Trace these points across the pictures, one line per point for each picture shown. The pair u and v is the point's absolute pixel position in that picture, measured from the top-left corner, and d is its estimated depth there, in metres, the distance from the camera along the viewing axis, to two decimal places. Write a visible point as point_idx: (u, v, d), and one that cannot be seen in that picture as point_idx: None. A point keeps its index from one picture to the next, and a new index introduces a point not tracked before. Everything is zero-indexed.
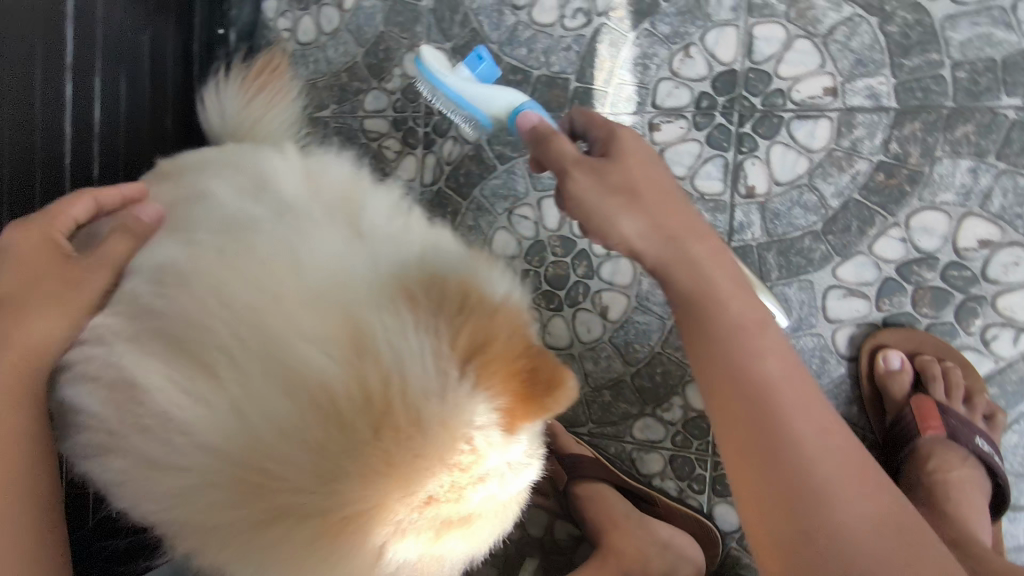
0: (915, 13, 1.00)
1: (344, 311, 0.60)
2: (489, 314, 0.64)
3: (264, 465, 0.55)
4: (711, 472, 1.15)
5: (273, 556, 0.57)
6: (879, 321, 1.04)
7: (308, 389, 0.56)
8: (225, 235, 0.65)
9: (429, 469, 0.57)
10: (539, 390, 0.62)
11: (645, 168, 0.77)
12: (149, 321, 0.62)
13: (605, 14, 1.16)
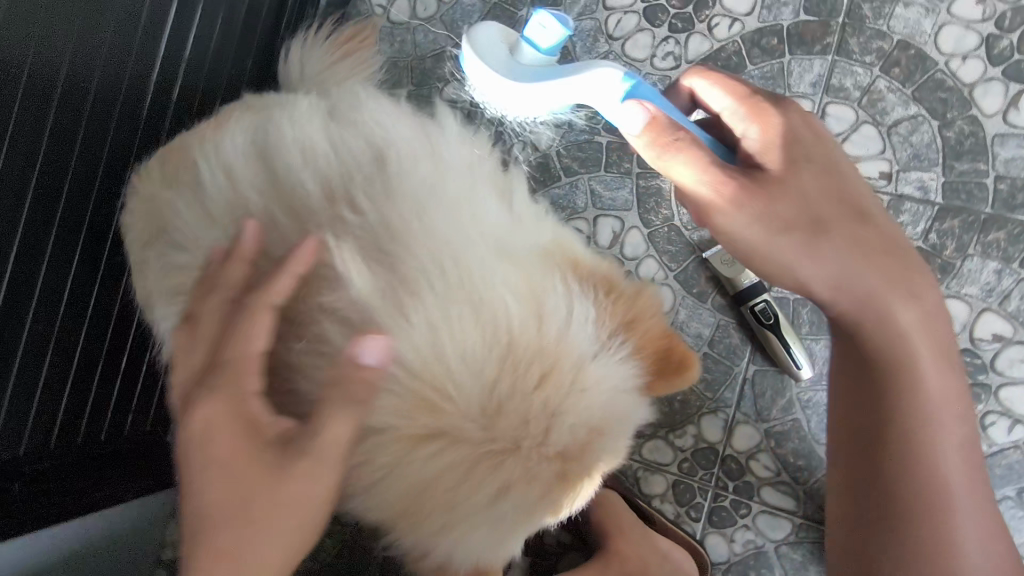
0: (972, 125, 1.12)
1: (524, 272, 0.78)
2: (633, 300, 0.83)
3: (446, 384, 0.71)
4: (710, 503, 1.22)
5: (434, 464, 0.72)
6: None
7: (497, 323, 0.73)
8: (416, 182, 0.79)
9: (584, 409, 0.74)
10: (671, 369, 0.82)
11: (833, 176, 0.84)
12: (349, 235, 0.75)
13: (693, 63, 1.26)
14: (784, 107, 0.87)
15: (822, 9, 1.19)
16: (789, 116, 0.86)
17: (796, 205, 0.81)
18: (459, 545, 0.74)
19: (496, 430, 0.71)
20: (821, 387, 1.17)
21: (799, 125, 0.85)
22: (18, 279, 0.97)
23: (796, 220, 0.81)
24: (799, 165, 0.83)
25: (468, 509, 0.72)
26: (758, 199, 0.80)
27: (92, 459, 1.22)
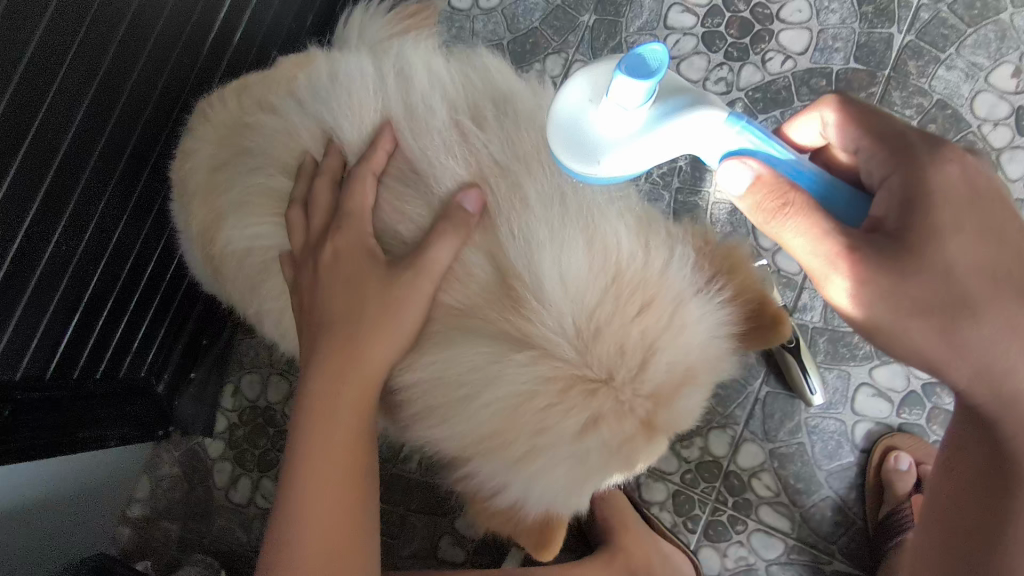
0: None
1: (632, 212, 0.81)
2: (730, 253, 0.85)
3: (542, 296, 0.73)
4: (707, 516, 1.24)
5: (521, 381, 0.72)
6: (895, 425, 1.20)
7: (606, 251, 0.75)
8: (531, 115, 0.82)
9: (676, 346, 0.75)
10: (765, 323, 0.83)
11: (1003, 248, 0.65)
12: (462, 158, 0.78)
13: (744, 91, 1.31)
14: (944, 156, 0.67)
15: (870, 60, 1.27)
16: (950, 167, 0.66)
17: (944, 288, 0.64)
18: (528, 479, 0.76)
19: (591, 358, 0.73)
20: (830, 415, 1.22)
21: (962, 178, 0.66)
22: (54, 192, 0.98)
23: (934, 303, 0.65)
24: (959, 233, 0.64)
25: (551, 444, 0.73)
26: (888, 278, 0.63)
27: (83, 397, 1.18)
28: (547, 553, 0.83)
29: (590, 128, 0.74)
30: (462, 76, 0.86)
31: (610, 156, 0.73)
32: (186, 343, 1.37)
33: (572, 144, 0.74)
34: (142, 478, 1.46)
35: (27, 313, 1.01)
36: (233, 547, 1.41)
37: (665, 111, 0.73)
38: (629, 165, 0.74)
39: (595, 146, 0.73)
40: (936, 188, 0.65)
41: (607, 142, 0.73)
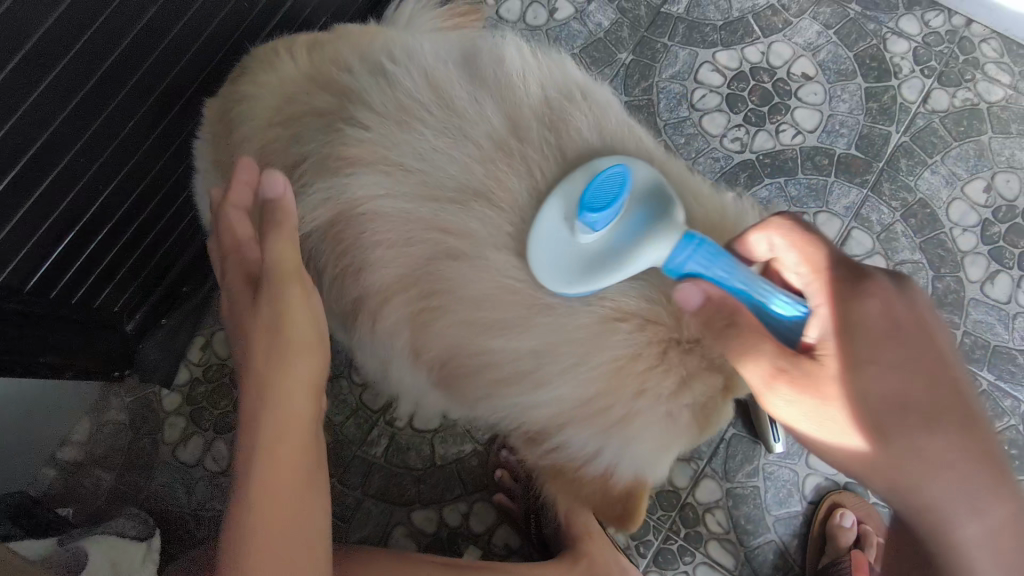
0: (957, 284, 1.34)
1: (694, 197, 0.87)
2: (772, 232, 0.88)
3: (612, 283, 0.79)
4: (659, 542, 1.28)
5: (603, 355, 0.79)
6: (842, 483, 1.29)
7: None
8: (603, 113, 0.87)
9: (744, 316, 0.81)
10: None
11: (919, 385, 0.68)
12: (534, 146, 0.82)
13: (755, 153, 1.41)
14: (864, 288, 0.73)
15: (868, 150, 1.40)
16: (862, 304, 0.72)
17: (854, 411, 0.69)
18: (621, 441, 0.82)
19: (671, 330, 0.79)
20: (785, 464, 1.30)
21: (878, 307, 0.71)
22: (89, 102, 0.95)
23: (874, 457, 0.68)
24: (873, 379, 0.69)
25: (646, 406, 0.80)
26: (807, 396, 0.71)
27: (53, 319, 1.11)
28: (635, 522, 0.88)
29: (560, 235, 0.76)
30: (539, 64, 0.90)
31: (578, 262, 0.76)
32: (168, 284, 1.33)
33: (547, 247, 0.77)
34: (83, 420, 1.37)
35: (26, 218, 0.96)
36: (170, 509, 1.33)
37: (631, 223, 0.76)
38: (597, 271, 0.76)
39: (567, 254, 0.76)
40: (850, 326, 0.71)
41: (575, 249, 0.76)
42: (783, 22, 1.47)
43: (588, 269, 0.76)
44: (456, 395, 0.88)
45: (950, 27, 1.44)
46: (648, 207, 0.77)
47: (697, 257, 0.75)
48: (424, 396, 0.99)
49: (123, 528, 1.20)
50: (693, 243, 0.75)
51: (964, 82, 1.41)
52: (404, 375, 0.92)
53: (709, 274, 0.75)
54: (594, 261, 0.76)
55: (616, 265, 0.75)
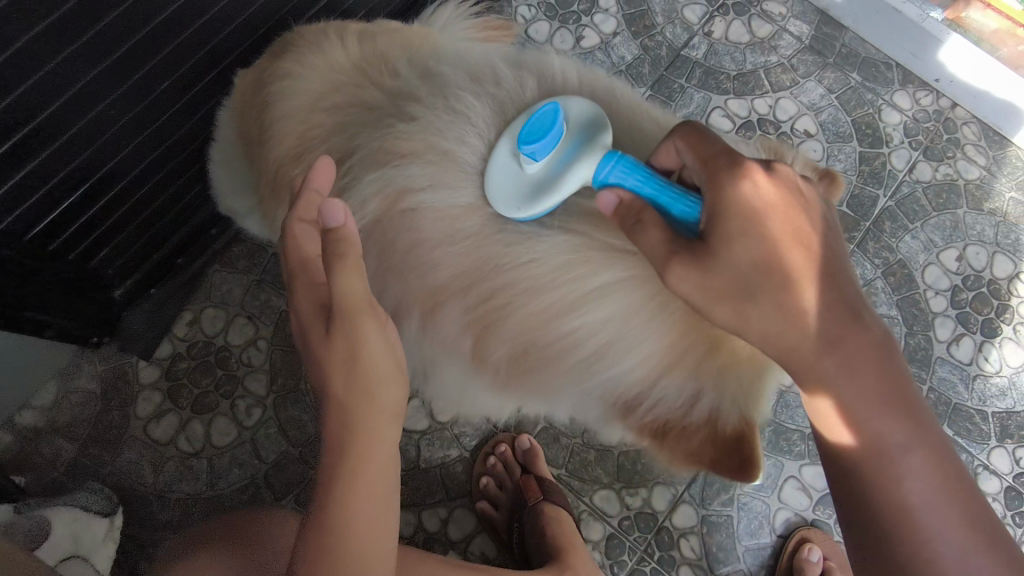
0: (927, 343, 1.44)
1: None
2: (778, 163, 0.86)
3: None
4: (633, 563, 1.30)
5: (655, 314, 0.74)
6: (809, 520, 1.35)
7: None
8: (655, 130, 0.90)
9: None
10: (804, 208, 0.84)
11: (764, 224, 0.63)
12: None
13: None
14: (736, 171, 0.64)
15: (857, 210, 1.50)
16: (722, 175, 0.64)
17: (729, 279, 0.63)
18: (719, 394, 0.75)
19: None
20: (759, 497, 1.35)
21: (749, 196, 0.63)
22: (133, 54, 0.93)
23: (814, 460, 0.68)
24: (759, 292, 0.63)
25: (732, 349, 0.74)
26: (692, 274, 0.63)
27: (47, 271, 1.06)
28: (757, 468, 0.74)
29: (508, 165, 0.76)
30: (596, 76, 0.93)
31: (518, 189, 0.74)
32: (164, 254, 1.28)
33: (496, 187, 0.76)
34: (48, 385, 1.30)
35: (42, 164, 0.93)
36: (133, 488, 1.27)
37: (570, 150, 0.73)
38: (536, 199, 0.73)
39: (511, 189, 0.75)
40: (732, 223, 0.63)
41: (520, 177, 0.75)
42: (791, 80, 1.57)
43: (528, 195, 0.74)
44: (528, 390, 0.86)
45: (937, 107, 1.57)
46: (592, 135, 0.73)
47: (615, 171, 0.70)
48: (491, 398, 0.97)
49: (85, 501, 1.14)
50: (613, 158, 0.70)
51: (945, 158, 1.54)
52: (470, 377, 0.91)
53: (626, 184, 0.69)
54: (536, 191, 0.73)
55: (552, 189, 0.72)
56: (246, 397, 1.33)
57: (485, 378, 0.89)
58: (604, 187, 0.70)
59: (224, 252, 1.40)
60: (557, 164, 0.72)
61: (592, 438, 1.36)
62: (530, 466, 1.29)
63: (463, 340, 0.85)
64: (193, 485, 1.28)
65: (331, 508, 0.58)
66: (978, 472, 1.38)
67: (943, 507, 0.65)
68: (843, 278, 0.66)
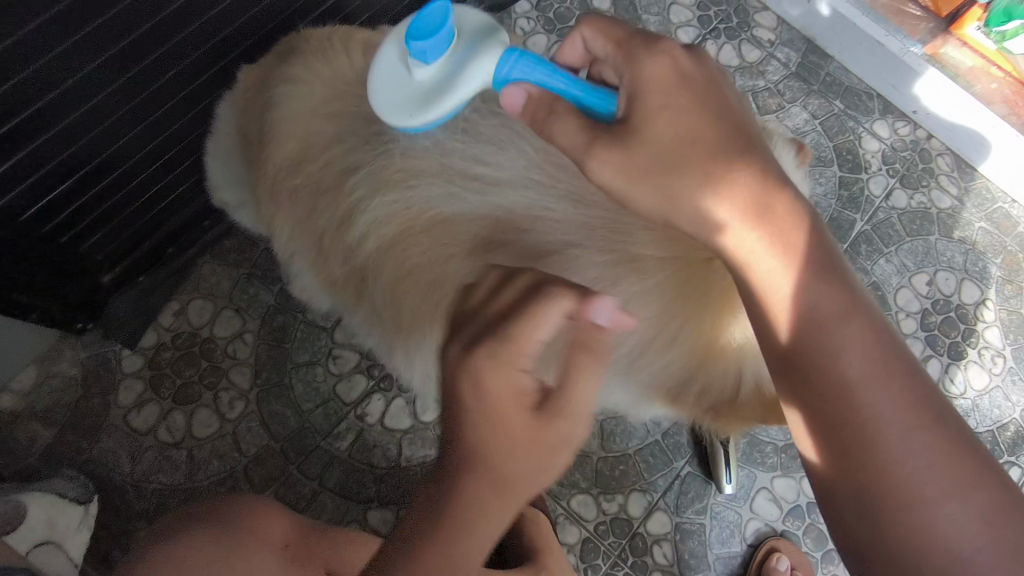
0: None
1: None
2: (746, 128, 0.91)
3: None
4: (606, 567, 1.33)
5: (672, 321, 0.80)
6: (779, 530, 1.39)
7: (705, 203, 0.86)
8: None
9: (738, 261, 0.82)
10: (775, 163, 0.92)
11: (682, 91, 0.67)
12: None
13: None
14: (653, 51, 0.68)
15: (836, 232, 1.56)
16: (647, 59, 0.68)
17: (654, 150, 0.67)
18: (759, 361, 0.82)
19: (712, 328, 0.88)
20: (732, 506, 1.38)
21: (663, 72, 0.67)
22: (135, 47, 0.94)
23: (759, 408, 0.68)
24: (681, 165, 0.66)
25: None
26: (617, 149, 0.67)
27: (35, 255, 1.06)
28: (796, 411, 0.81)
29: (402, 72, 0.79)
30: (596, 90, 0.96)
31: (409, 93, 0.78)
32: (154, 244, 1.29)
33: (390, 87, 0.79)
34: (28, 369, 1.29)
35: (40, 149, 0.93)
36: (109, 476, 1.26)
37: (461, 55, 0.74)
38: (428, 103, 0.76)
39: (403, 92, 0.78)
40: (649, 97, 0.67)
41: (414, 85, 0.77)
42: (778, 104, 1.63)
43: (420, 101, 0.77)
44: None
45: (914, 138, 1.64)
46: (485, 38, 0.75)
47: (518, 67, 0.73)
48: (506, 402, 0.98)
49: (62, 487, 1.13)
50: (513, 55, 0.73)
51: (920, 187, 1.60)
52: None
53: (531, 78, 0.72)
54: (428, 97, 0.76)
55: (439, 99, 0.76)
56: (229, 390, 1.33)
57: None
58: (509, 85, 0.72)
59: (215, 244, 1.41)
60: (448, 65, 0.75)
61: None
62: None
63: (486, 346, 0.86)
64: (171, 476, 1.28)
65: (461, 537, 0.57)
66: None
67: (883, 384, 0.63)
68: (765, 154, 0.68)
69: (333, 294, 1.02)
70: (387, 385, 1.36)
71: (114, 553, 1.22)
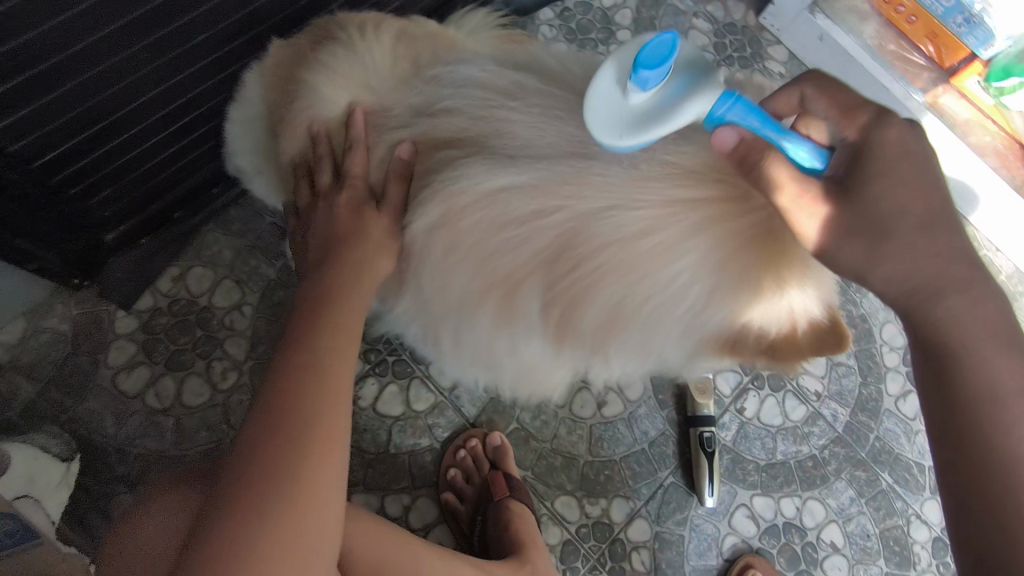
0: (877, 394, 1.54)
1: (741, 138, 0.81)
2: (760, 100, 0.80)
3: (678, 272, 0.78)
4: (585, 570, 1.33)
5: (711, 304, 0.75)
6: (755, 547, 1.41)
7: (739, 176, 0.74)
8: None
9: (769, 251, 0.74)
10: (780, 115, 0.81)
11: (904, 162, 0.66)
12: None
13: None
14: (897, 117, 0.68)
15: None
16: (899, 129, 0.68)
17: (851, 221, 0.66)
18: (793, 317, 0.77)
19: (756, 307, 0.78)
20: (710, 521, 1.41)
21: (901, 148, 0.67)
22: (173, 4, 0.94)
23: (349, 327, 0.78)
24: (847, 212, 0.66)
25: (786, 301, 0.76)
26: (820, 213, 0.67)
27: (46, 202, 1.05)
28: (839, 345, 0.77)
29: (608, 94, 0.69)
30: None
31: (621, 116, 0.69)
32: (160, 207, 1.28)
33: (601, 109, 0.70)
34: (17, 321, 1.25)
35: (64, 97, 0.92)
36: (91, 437, 1.23)
37: (678, 86, 0.68)
38: (648, 123, 0.68)
39: (616, 111, 0.69)
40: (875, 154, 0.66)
41: (623, 110, 0.69)
42: None
43: (634, 124, 0.69)
44: (624, 354, 0.83)
45: None
46: (704, 74, 0.69)
47: (734, 111, 0.69)
48: (561, 375, 0.97)
49: (44, 443, 1.18)
50: (731, 97, 0.69)
51: None
52: (546, 360, 0.90)
53: (746, 123, 0.69)
54: (646, 117, 0.68)
55: (665, 120, 0.68)
56: (222, 360, 1.32)
57: (576, 353, 0.85)
58: (723, 124, 0.70)
59: (221, 214, 1.39)
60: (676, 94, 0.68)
61: (562, 444, 1.39)
62: (500, 463, 1.30)
63: (545, 320, 0.81)
64: (155, 442, 1.25)
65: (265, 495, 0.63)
66: (911, 519, 1.47)
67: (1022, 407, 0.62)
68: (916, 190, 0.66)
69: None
70: (382, 370, 1.35)
71: (91, 516, 1.18)
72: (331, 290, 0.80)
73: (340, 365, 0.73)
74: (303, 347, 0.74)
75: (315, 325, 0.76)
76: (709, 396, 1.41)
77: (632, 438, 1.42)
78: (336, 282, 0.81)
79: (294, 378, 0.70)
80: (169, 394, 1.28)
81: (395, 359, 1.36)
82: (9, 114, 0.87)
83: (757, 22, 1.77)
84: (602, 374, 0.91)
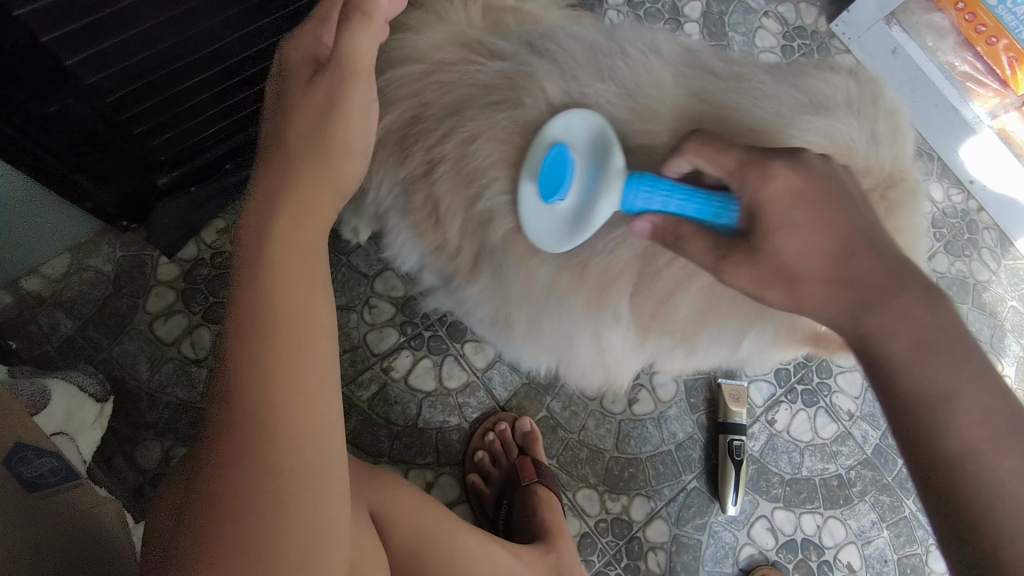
0: None
1: None
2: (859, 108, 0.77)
3: None
4: (600, 565, 1.33)
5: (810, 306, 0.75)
6: (771, 559, 1.40)
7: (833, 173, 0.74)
8: None
9: None
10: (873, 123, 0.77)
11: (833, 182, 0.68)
12: None
13: None
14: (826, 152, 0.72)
15: None
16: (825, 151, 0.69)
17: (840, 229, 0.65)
18: None
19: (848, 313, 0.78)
20: (729, 529, 1.40)
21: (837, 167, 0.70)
22: None
23: (309, 247, 0.55)
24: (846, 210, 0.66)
25: None
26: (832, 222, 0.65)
27: (108, 141, 1.03)
28: None
29: (544, 211, 0.77)
30: None
31: (558, 225, 0.76)
32: (213, 156, 1.26)
33: (538, 222, 0.77)
34: (60, 256, 1.24)
35: (138, 35, 0.90)
36: (126, 381, 1.23)
37: (589, 177, 0.73)
38: (578, 228, 0.75)
39: (553, 222, 0.76)
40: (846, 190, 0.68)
41: (555, 216, 0.76)
42: None
43: (567, 231, 0.76)
44: (708, 349, 0.83)
45: (965, 207, 1.67)
46: (604, 158, 0.72)
47: (640, 194, 0.69)
48: (626, 365, 0.96)
49: (82, 381, 1.12)
50: (632, 182, 0.69)
51: (963, 255, 1.63)
52: (619, 350, 0.89)
53: (652, 205, 0.69)
54: (574, 222, 0.75)
55: (585, 222, 0.74)
56: None
57: (659, 344, 0.85)
58: (636, 211, 0.71)
59: None
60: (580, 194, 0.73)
61: (589, 437, 1.38)
62: (529, 449, 1.30)
63: (632, 310, 0.81)
64: (187, 393, 1.25)
65: (238, 475, 0.49)
66: (930, 549, 1.46)
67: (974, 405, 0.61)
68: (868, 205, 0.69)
69: (432, 257, 0.99)
70: (417, 343, 1.33)
71: (117, 459, 1.18)
72: (262, 194, 0.56)
73: (296, 279, 0.53)
74: (241, 270, 0.53)
75: (250, 254, 0.53)
76: (743, 405, 1.40)
77: (660, 435, 1.41)
78: (270, 184, 0.56)
79: (240, 343, 0.50)
80: (206, 346, 1.28)
81: (432, 334, 1.34)
82: (81, 48, 0.86)
83: (828, 28, 1.72)
84: (670, 367, 0.93)
